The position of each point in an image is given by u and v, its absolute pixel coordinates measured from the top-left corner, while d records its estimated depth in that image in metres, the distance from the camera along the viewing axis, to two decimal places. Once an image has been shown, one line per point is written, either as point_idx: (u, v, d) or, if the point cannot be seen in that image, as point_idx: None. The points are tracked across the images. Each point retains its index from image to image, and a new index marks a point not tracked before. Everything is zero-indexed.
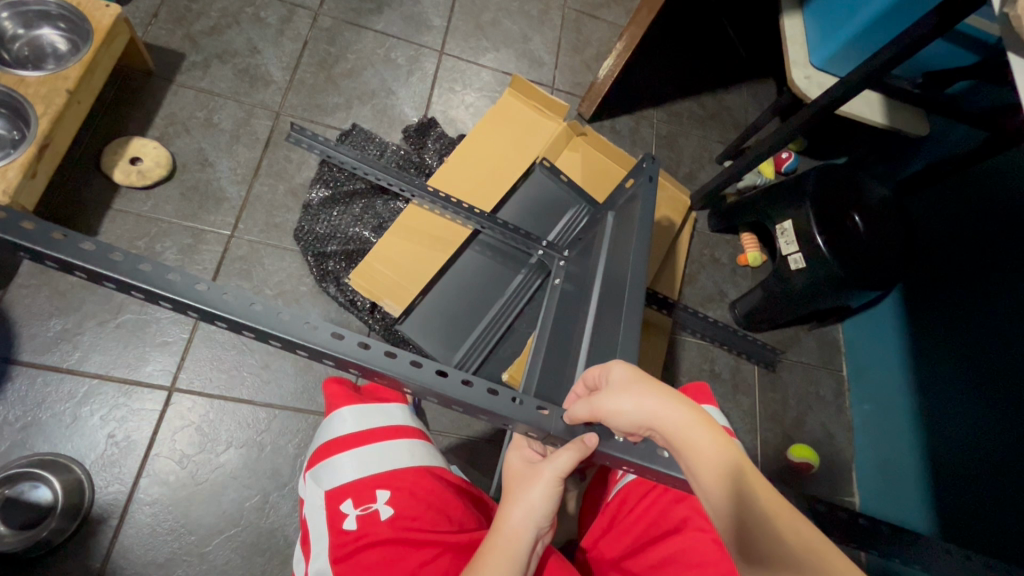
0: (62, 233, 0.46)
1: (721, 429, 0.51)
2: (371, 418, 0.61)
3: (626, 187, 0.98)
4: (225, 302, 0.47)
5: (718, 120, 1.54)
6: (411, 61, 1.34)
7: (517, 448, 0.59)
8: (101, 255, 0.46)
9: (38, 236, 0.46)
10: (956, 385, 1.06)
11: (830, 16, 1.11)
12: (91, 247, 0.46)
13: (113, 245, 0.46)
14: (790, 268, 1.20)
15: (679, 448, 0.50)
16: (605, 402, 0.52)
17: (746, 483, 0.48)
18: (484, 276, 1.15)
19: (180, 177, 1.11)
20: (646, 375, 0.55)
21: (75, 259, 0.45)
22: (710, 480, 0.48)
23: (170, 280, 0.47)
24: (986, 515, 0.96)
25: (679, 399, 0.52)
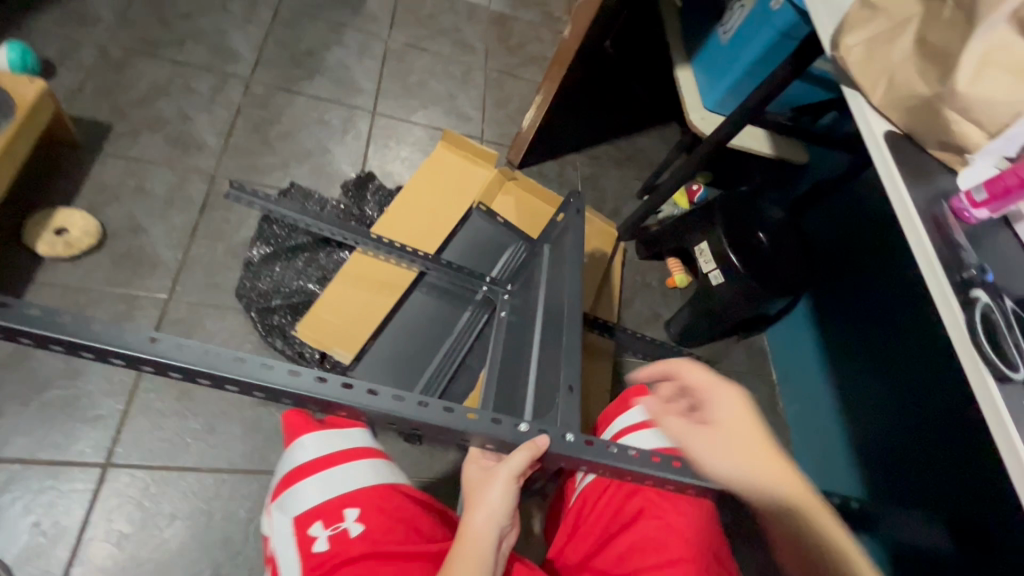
0: (5, 301, 0.46)
1: (806, 496, 0.55)
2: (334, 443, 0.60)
3: (558, 221, 1.07)
4: (180, 351, 0.49)
5: (635, 160, 1.70)
6: (344, 121, 1.40)
7: (474, 459, 0.61)
8: (49, 319, 0.47)
9: None
10: (863, 370, 1.20)
11: (714, 67, 1.28)
12: (36, 312, 0.47)
13: (60, 309, 0.47)
14: (713, 284, 1.33)
15: (753, 503, 0.56)
16: (693, 448, 0.59)
17: (812, 552, 0.52)
18: (432, 317, 1.17)
19: (111, 245, 1.08)
20: (744, 430, 0.59)
21: (21, 325, 0.46)
22: (776, 537, 0.54)
23: (122, 336, 0.48)
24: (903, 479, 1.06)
25: (763, 462, 0.56)
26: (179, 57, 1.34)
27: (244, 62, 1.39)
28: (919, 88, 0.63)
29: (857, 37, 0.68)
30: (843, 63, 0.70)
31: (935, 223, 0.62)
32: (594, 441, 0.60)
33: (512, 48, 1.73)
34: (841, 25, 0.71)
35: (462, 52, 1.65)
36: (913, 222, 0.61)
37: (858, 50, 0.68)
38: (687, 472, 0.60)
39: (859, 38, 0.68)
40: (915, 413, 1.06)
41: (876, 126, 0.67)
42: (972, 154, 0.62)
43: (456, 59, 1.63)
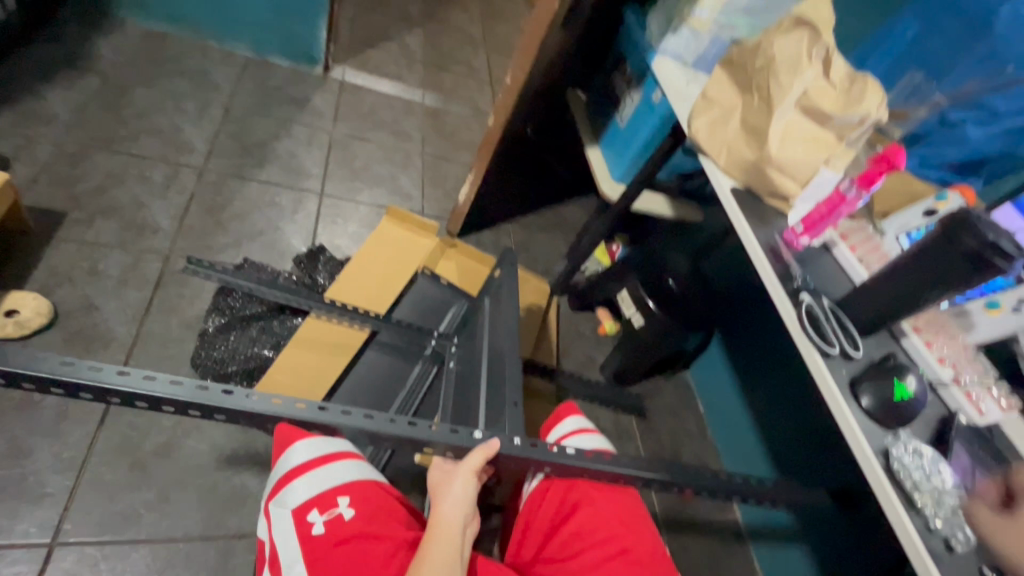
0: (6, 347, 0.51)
1: None
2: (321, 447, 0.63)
3: (496, 276, 1.23)
4: (173, 387, 0.55)
5: (560, 227, 1.93)
6: (294, 203, 1.53)
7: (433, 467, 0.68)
8: (51, 362, 0.51)
9: None
10: (765, 384, 1.45)
11: (615, 145, 1.55)
12: (38, 356, 0.51)
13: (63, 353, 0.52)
14: (634, 326, 1.51)
15: None
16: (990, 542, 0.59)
17: None
18: (384, 372, 1.26)
19: (62, 324, 1.11)
20: None
21: (26, 369, 0.50)
22: None
23: (120, 376, 0.54)
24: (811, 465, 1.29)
25: None
26: (135, 150, 1.44)
27: (198, 153, 1.51)
28: (747, 153, 0.86)
29: (702, 121, 0.92)
30: (695, 138, 0.93)
31: (771, 249, 0.82)
32: (537, 442, 0.69)
33: (445, 135, 1.96)
34: (692, 112, 0.94)
35: (401, 140, 1.86)
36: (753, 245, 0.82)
37: (704, 129, 0.91)
38: (613, 463, 0.71)
39: (704, 121, 0.92)
40: (809, 410, 1.32)
41: (724, 181, 0.90)
42: (792, 201, 0.86)
43: (395, 146, 1.84)
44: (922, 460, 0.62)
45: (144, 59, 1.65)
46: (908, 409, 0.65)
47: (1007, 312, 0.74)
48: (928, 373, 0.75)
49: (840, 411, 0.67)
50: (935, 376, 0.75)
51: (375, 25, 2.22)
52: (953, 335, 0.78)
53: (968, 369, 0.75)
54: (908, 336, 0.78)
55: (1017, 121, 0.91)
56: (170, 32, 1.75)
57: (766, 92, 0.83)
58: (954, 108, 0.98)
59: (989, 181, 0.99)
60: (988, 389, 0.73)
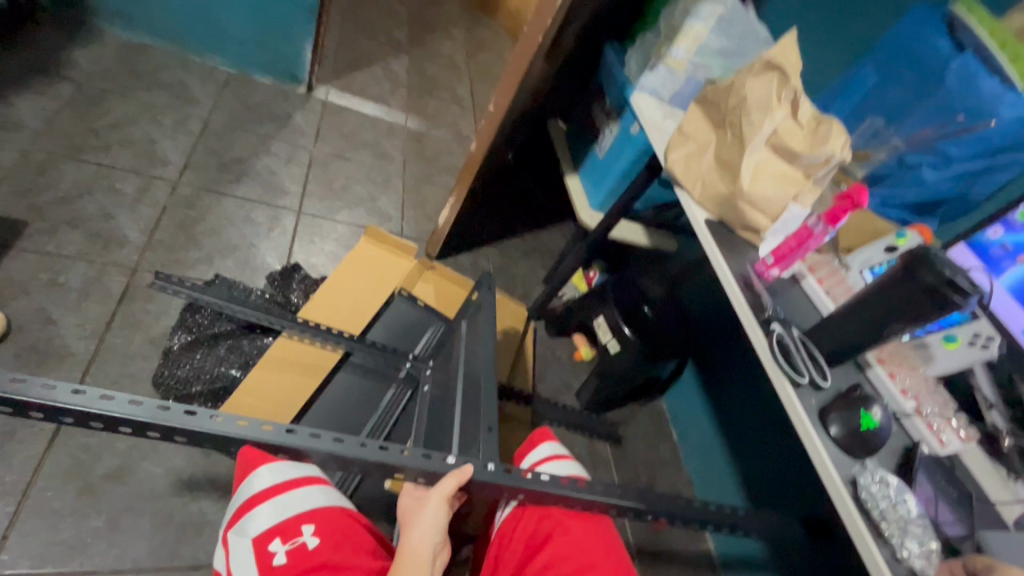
0: None
1: None
2: (287, 472, 0.61)
3: (473, 300, 1.24)
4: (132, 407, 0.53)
5: (538, 252, 1.95)
6: (271, 220, 1.51)
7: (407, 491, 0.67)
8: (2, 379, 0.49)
9: None
10: (739, 415, 1.47)
11: (594, 175, 1.59)
12: None
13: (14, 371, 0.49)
14: (610, 352, 1.52)
15: None
16: None
17: None
18: (356, 395, 1.23)
19: (14, 338, 1.06)
20: None
21: None
22: None
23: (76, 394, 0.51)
24: (785, 498, 1.30)
25: None
26: (106, 161, 1.41)
27: (173, 167, 1.48)
28: (721, 187, 0.89)
29: (678, 155, 0.95)
30: (672, 171, 0.96)
31: (744, 280, 0.84)
32: (512, 469, 0.68)
33: (427, 159, 1.98)
34: (669, 146, 0.98)
35: (382, 162, 1.87)
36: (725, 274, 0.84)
37: (679, 163, 0.95)
38: (587, 491, 0.70)
39: (679, 155, 0.95)
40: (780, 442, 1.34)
41: (698, 214, 0.93)
42: (764, 234, 0.89)
43: (376, 167, 1.84)
44: (889, 489, 0.63)
45: (122, 70, 1.63)
46: (873, 438, 0.67)
47: (964, 345, 0.79)
48: (891, 405, 0.77)
49: (810, 439, 0.68)
50: (900, 408, 0.77)
51: (360, 48, 2.25)
52: (913, 365, 0.81)
53: (929, 401, 0.78)
54: (873, 367, 0.80)
55: (966, 165, 0.98)
56: (151, 44, 1.73)
57: (739, 129, 0.87)
58: (912, 151, 1.03)
59: (942, 221, 1.07)
60: (949, 421, 0.76)
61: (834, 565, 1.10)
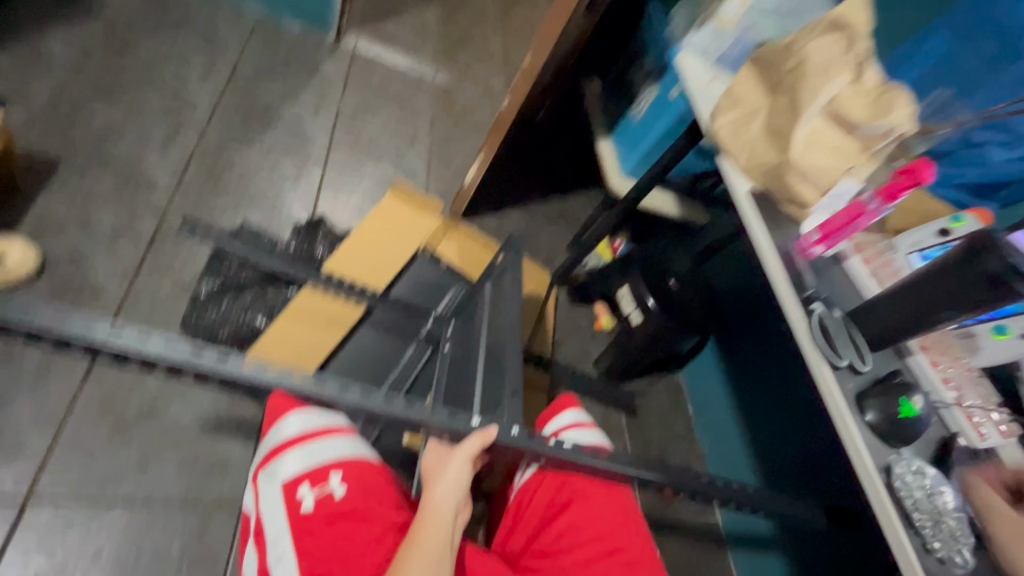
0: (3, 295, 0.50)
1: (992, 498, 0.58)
2: (317, 420, 0.62)
3: (498, 262, 1.22)
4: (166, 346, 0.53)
5: (564, 218, 1.91)
6: (298, 170, 1.49)
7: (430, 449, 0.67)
8: (45, 312, 0.50)
9: None
10: (762, 394, 1.45)
11: (628, 140, 1.52)
12: (32, 305, 0.50)
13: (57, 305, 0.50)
14: (631, 323, 1.52)
15: None
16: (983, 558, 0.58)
17: None
18: (377, 351, 1.25)
19: (50, 275, 1.08)
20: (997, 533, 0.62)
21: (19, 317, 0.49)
22: None
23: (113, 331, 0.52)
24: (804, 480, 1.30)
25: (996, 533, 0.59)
26: (136, 102, 1.40)
27: (202, 111, 1.47)
28: (768, 156, 0.84)
29: (726, 118, 0.90)
30: (717, 136, 0.90)
31: (785, 256, 0.81)
32: (535, 433, 0.68)
33: (456, 115, 1.92)
34: (716, 108, 0.92)
35: (410, 116, 1.82)
36: (767, 252, 0.81)
37: (726, 127, 0.89)
38: (613, 461, 0.70)
39: (727, 119, 0.89)
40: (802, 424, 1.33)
41: (741, 184, 0.88)
42: (810, 208, 0.82)
43: (404, 122, 1.80)
44: (924, 479, 0.62)
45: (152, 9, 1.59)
46: (913, 426, 0.65)
47: (1015, 337, 0.74)
48: (932, 394, 0.74)
49: (843, 422, 0.66)
50: (940, 398, 0.74)
51: None
52: (957, 355, 0.78)
53: (971, 393, 0.75)
54: (915, 354, 0.76)
55: None
56: None
57: (795, 94, 0.81)
58: (982, 127, 0.96)
59: (1005, 206, 0.99)
60: (990, 414, 0.73)
61: (843, 547, 1.11)
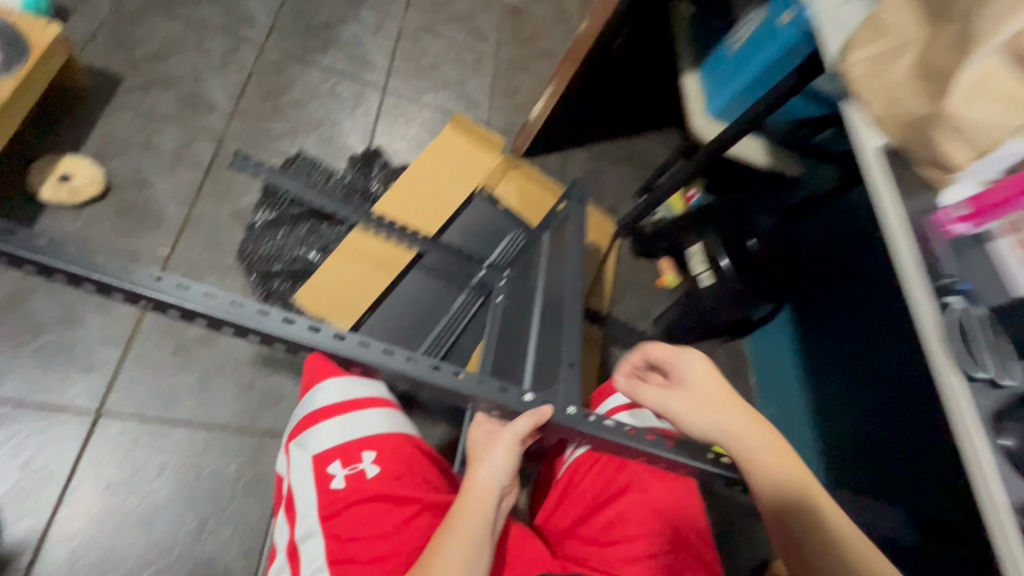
0: (46, 240, 0.47)
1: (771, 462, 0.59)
2: (352, 392, 0.62)
3: (559, 211, 1.13)
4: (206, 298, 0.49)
5: (634, 161, 1.75)
6: (355, 96, 1.41)
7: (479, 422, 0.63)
8: (86, 258, 0.47)
9: (25, 244, 0.46)
10: (838, 378, 1.27)
11: (720, 76, 1.32)
12: (75, 251, 0.47)
13: (100, 251, 0.48)
14: (702, 286, 1.37)
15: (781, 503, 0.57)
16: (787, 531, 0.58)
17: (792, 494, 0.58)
18: (429, 296, 1.21)
19: (115, 196, 1.08)
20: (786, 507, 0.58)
21: (62, 263, 0.46)
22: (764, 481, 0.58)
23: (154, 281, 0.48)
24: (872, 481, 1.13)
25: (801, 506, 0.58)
26: (195, 16, 1.33)
27: (260, 28, 1.39)
28: (914, 107, 0.66)
29: (862, 55, 0.72)
30: (847, 78, 0.74)
31: (919, 234, 0.67)
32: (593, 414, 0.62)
33: (525, 40, 1.74)
34: (848, 42, 0.75)
35: (475, 39, 1.67)
36: (899, 225, 0.67)
37: (860, 66, 0.72)
38: (679, 452, 0.62)
39: (863, 56, 0.72)
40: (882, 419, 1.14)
41: (868, 141, 0.73)
42: (958, 173, 0.64)
43: (468, 45, 1.65)
44: None
45: None
46: None
47: None
48: None
49: (971, 450, 0.56)
50: None
51: None
52: None
53: None
54: None
55: None
56: None
57: (967, 23, 0.61)
58: None
59: None
60: None
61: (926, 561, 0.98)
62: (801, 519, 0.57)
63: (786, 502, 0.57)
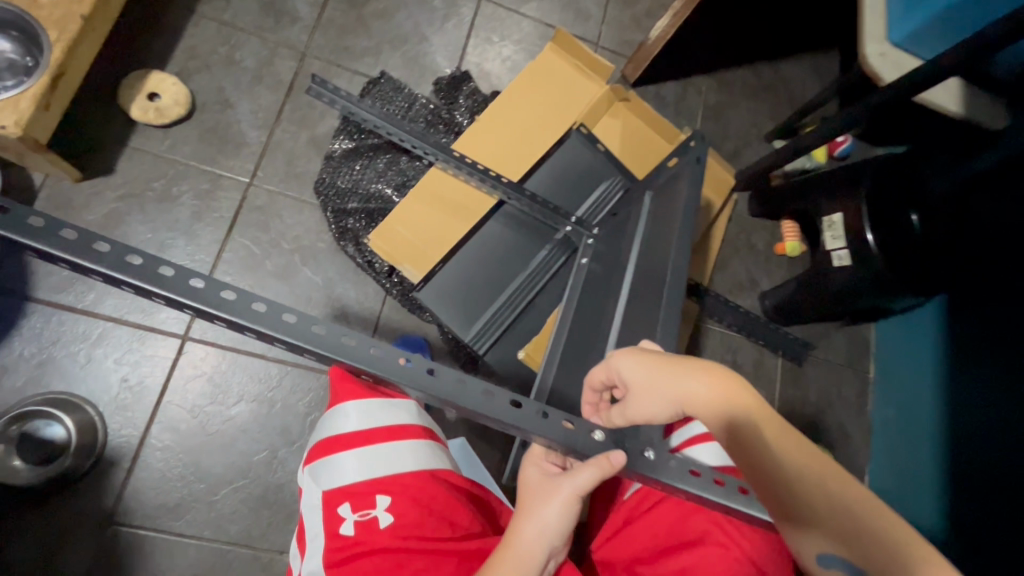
0: (44, 223, 0.42)
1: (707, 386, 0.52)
2: (373, 421, 0.61)
3: (669, 167, 0.93)
4: (222, 299, 0.43)
5: (771, 94, 1.43)
6: (447, 4, 1.23)
7: (534, 460, 0.58)
8: (89, 247, 0.42)
9: (25, 228, 0.41)
10: (989, 402, 0.99)
11: None
12: (77, 237, 0.42)
13: (103, 237, 0.42)
14: (832, 265, 1.13)
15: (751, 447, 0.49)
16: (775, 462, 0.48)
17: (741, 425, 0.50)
18: (507, 248, 1.08)
19: (199, 117, 1.06)
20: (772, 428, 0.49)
21: (60, 251, 0.41)
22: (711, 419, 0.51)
23: (164, 275, 0.43)
24: (989, 530, 0.92)
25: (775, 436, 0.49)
26: None
27: None
28: None
29: None
30: None
31: None
32: (675, 459, 0.51)
33: None
34: None
35: None
36: None
37: None
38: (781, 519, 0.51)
39: None
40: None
41: None
42: None
43: None
44: None
45: None
46: None
47: None
48: None
49: None
50: None
51: None
52: None
53: None
54: None
55: None
56: None
57: None
58: None
59: None
60: None
61: None
62: (798, 483, 0.46)
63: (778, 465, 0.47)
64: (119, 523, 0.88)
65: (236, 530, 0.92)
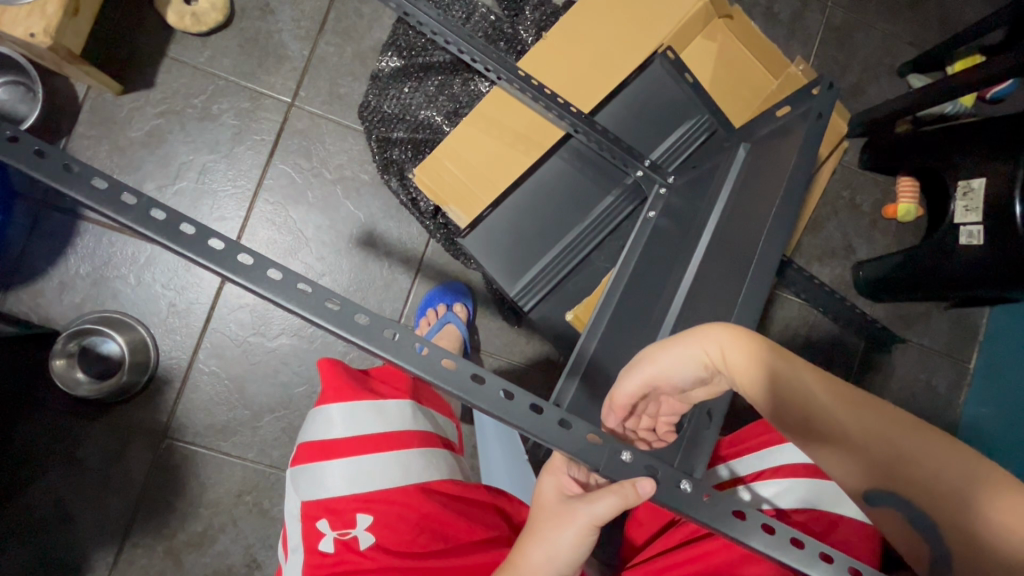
0: (74, 165, 0.35)
1: (741, 346, 0.43)
2: (362, 427, 0.66)
3: (776, 117, 0.75)
4: (242, 267, 0.35)
5: (914, 13, 1.14)
6: None
7: (553, 470, 0.53)
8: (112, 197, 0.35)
9: (50, 167, 0.35)
10: None
11: None
12: (102, 185, 0.35)
13: (129, 186, 0.35)
14: (958, 241, 0.90)
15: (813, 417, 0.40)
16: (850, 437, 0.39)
17: (790, 390, 0.41)
18: (568, 192, 0.96)
19: (238, 25, 0.96)
20: (838, 390, 0.41)
21: (87, 201, 0.34)
22: (751, 388, 0.43)
23: (185, 233, 0.35)
24: None
25: (841, 399, 0.40)
26: None
27: None
28: None
29: None
30: None
31: None
32: (716, 497, 0.42)
33: None
34: None
35: None
36: None
37: None
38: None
39: None
40: None
41: None
42: None
43: None
44: None
45: None
46: None
47: None
48: None
49: None
50: None
51: None
52: None
53: None
54: None
55: None
56: None
57: None
58: None
59: None
60: None
61: None
62: (840, 426, 0.39)
63: (795, 403, 0.41)
64: (172, 437, 0.92)
65: (278, 456, 0.95)
